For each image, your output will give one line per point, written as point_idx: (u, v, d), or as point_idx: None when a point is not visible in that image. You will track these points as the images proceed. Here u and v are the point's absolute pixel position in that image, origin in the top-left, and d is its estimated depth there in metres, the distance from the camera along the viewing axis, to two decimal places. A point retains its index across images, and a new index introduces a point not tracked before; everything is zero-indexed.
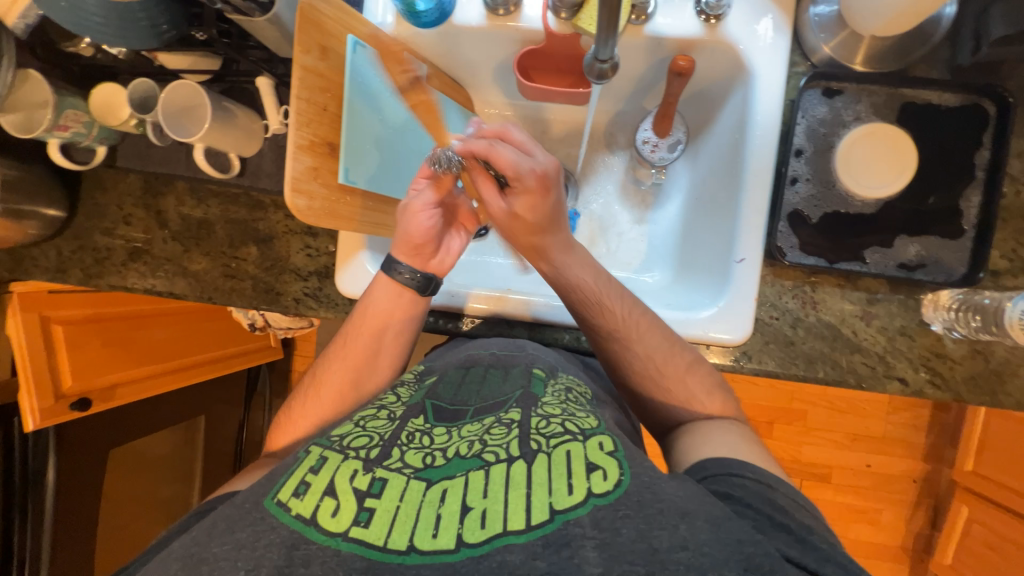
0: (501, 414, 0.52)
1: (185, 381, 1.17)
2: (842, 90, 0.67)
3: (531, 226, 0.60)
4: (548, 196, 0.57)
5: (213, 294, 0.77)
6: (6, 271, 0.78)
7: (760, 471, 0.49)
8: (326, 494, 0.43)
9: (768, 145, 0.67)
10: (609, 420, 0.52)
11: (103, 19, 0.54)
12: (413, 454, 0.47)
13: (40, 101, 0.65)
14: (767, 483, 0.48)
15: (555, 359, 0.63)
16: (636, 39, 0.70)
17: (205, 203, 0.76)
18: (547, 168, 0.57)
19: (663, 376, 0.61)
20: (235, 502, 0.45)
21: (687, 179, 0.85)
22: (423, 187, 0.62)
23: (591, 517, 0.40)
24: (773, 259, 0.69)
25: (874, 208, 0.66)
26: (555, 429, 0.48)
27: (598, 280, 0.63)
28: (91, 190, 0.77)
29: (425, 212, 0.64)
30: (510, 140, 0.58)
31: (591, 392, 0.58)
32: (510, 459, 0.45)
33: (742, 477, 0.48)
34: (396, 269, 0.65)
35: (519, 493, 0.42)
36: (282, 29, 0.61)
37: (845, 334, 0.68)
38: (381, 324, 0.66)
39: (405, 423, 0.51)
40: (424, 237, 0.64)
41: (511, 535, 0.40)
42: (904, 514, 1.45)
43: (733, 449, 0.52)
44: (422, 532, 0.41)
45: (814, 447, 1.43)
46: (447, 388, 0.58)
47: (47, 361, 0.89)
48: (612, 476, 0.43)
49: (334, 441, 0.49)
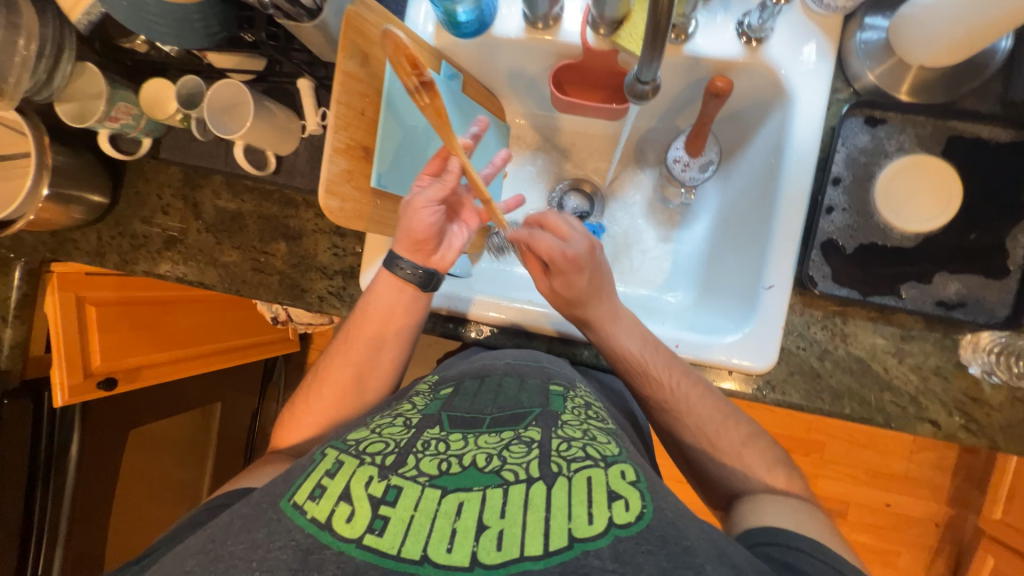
0: (521, 430, 0.50)
1: (204, 367, 1.20)
2: (885, 120, 0.65)
3: (571, 302, 0.64)
4: (581, 272, 0.63)
5: (241, 286, 0.79)
6: (49, 252, 0.81)
7: (825, 550, 0.46)
8: (342, 498, 0.43)
9: (806, 172, 0.65)
10: (631, 450, 0.51)
11: (160, 19, 0.56)
12: (429, 462, 0.46)
13: (93, 93, 0.68)
14: (830, 565, 0.44)
15: (571, 372, 0.64)
16: (674, 58, 0.69)
17: (240, 198, 0.78)
18: (580, 251, 0.63)
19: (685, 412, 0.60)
20: (251, 503, 0.46)
21: (717, 201, 0.84)
22: (436, 190, 0.63)
23: (612, 549, 0.39)
24: (803, 288, 0.67)
25: (913, 242, 0.64)
26: (576, 453, 0.47)
27: (621, 319, 0.65)
28: (134, 180, 0.80)
29: (428, 210, 0.62)
30: (549, 226, 0.66)
31: (608, 415, 0.57)
32: (530, 480, 0.44)
33: (805, 553, 0.45)
34: (398, 263, 0.64)
35: (537, 517, 0.41)
36: (327, 34, 0.62)
37: (875, 370, 0.66)
38: (381, 324, 0.66)
39: (421, 432, 0.51)
40: (426, 233, 0.63)
41: (527, 560, 0.39)
42: (924, 559, 1.39)
43: (796, 523, 0.49)
44: (437, 545, 0.40)
45: (831, 482, 1.38)
46: (462, 399, 0.58)
47: (79, 341, 0.92)
48: (634, 507, 0.42)
49: (351, 445, 0.50)
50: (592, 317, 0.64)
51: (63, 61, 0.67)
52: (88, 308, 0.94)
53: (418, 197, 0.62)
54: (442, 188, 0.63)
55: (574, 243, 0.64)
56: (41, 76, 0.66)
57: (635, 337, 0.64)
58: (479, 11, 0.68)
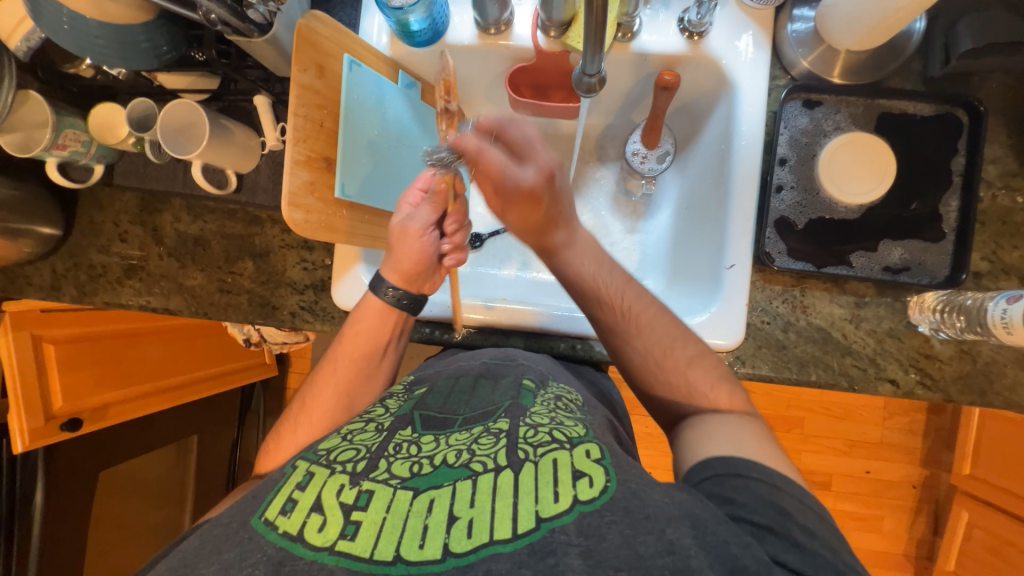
0: (489, 424, 0.52)
1: (175, 401, 1.15)
2: (821, 102, 0.69)
3: (533, 228, 0.64)
4: (537, 205, 0.62)
5: (209, 309, 0.77)
6: (0, 290, 0.78)
7: (765, 470, 0.47)
8: (313, 509, 0.43)
9: (753, 155, 0.69)
10: (599, 427, 0.53)
11: (104, 42, 0.55)
12: (400, 465, 0.47)
13: (40, 121, 0.66)
14: (772, 484, 0.46)
15: (546, 368, 0.65)
16: (622, 55, 0.73)
17: (201, 219, 0.77)
18: (534, 180, 0.61)
19: (663, 369, 0.59)
20: (233, 518, 0.45)
21: (677, 189, 0.87)
22: (428, 213, 0.66)
23: (577, 524, 0.40)
24: (762, 265, 0.71)
25: (857, 214, 0.68)
26: (542, 438, 0.48)
27: (597, 272, 0.64)
28: (88, 208, 0.77)
29: (427, 237, 0.65)
30: (504, 139, 0.63)
31: (582, 401, 0.58)
32: (498, 469, 0.45)
33: (747, 478, 0.46)
34: (385, 289, 0.65)
35: (506, 503, 0.42)
36: (280, 49, 0.63)
37: (835, 337, 0.69)
38: (367, 342, 0.66)
39: (393, 434, 0.52)
40: (418, 257, 0.65)
41: (496, 544, 0.40)
42: (905, 521, 1.45)
43: (736, 444, 0.50)
44: (409, 544, 0.40)
45: (813, 454, 1.43)
46: (436, 397, 0.59)
47: (39, 383, 0.88)
48: (598, 483, 0.43)
49: (322, 455, 0.50)
50: (558, 245, 0.65)
51: (5, 89, 0.64)
52: (46, 345, 0.90)
53: (417, 221, 0.65)
54: (433, 210, 0.66)
55: (526, 170, 0.61)
56: None
57: (607, 276, 0.64)
58: (432, 20, 0.69)
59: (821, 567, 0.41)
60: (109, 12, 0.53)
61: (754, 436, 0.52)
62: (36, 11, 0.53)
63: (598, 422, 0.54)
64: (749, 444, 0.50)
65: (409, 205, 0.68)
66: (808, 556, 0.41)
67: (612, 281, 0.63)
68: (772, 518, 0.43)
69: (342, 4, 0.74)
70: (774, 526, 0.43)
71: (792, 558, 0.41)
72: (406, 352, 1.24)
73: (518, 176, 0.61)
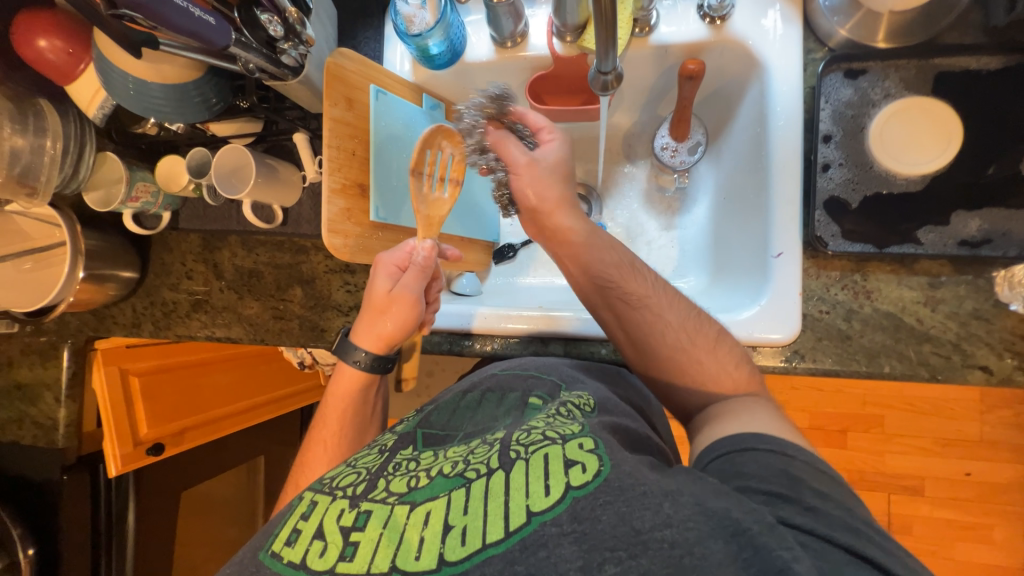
0: (487, 436, 0.51)
1: (235, 426, 1.23)
2: (865, 70, 0.64)
3: (547, 204, 0.68)
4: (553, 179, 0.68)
5: (265, 335, 0.82)
6: (92, 329, 0.88)
7: (775, 440, 0.46)
8: (315, 536, 0.42)
9: (792, 134, 0.66)
10: (602, 424, 0.50)
11: (163, 98, 0.61)
12: (398, 482, 0.46)
13: (116, 178, 0.75)
14: (783, 452, 0.44)
15: (559, 374, 0.64)
16: (641, 50, 0.72)
17: (254, 253, 0.83)
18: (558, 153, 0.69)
19: (695, 348, 0.58)
20: (269, 529, 0.46)
21: (713, 180, 0.84)
22: (416, 279, 0.64)
23: (570, 512, 0.39)
24: (814, 250, 0.65)
25: (920, 185, 0.62)
26: (535, 438, 0.46)
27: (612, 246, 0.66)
28: (159, 251, 0.85)
29: (415, 309, 0.65)
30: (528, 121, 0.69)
31: (593, 406, 0.56)
32: (490, 473, 0.44)
33: (756, 451, 0.45)
34: (353, 355, 0.67)
35: (498, 504, 0.40)
36: (312, 88, 0.66)
37: (908, 323, 0.63)
38: (346, 407, 0.68)
39: (394, 455, 0.52)
40: (396, 327, 0.65)
41: (491, 547, 0.38)
42: (1019, 529, 1.26)
43: (753, 422, 0.49)
44: (406, 556, 0.39)
45: (898, 456, 1.30)
46: (440, 415, 0.60)
47: (126, 410, 0.97)
48: (590, 468, 0.42)
49: (325, 483, 0.49)
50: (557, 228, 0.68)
51: (86, 154, 0.74)
52: (131, 377, 0.99)
53: (408, 293, 0.64)
54: (420, 275, 0.64)
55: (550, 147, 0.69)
56: (67, 171, 0.72)
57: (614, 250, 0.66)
58: (450, 43, 0.72)
59: (843, 528, 0.38)
60: (165, 74, 0.60)
61: (764, 415, 0.50)
62: (107, 81, 0.60)
63: (601, 422, 0.51)
64: (754, 422, 0.49)
65: (395, 268, 0.65)
66: (827, 517, 0.39)
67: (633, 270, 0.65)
68: (810, 486, 0.40)
69: (366, 39, 0.77)
70: (785, 492, 0.41)
71: (812, 522, 0.38)
72: (453, 368, 1.26)
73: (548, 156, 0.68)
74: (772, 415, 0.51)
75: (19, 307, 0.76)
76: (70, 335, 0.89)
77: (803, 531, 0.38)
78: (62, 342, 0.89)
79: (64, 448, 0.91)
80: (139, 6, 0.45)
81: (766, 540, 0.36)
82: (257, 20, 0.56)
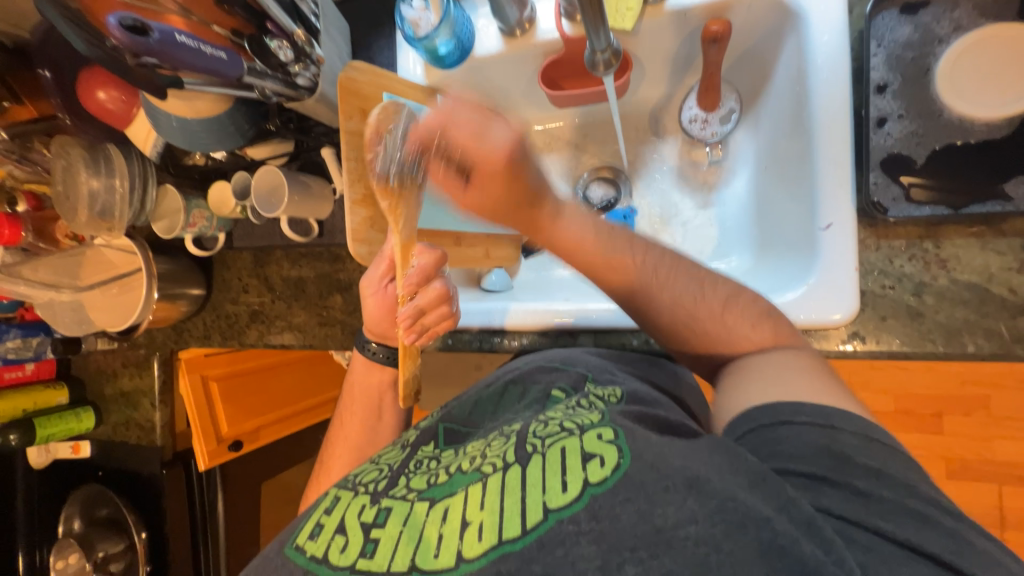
0: (505, 428, 0.51)
1: (298, 424, 1.36)
2: (927, 2, 0.55)
3: (527, 195, 0.48)
4: (524, 171, 0.47)
5: (313, 341, 0.88)
6: (173, 343, 0.99)
7: (818, 409, 0.41)
8: (337, 531, 0.45)
9: (839, 88, 0.58)
10: (625, 413, 0.48)
11: (202, 130, 0.66)
12: (419, 479, 0.48)
13: (175, 208, 0.83)
14: (825, 424, 0.40)
15: (584, 367, 0.62)
16: (656, 19, 0.67)
17: (299, 265, 0.89)
18: (510, 142, 0.46)
19: (698, 321, 0.51)
20: (305, 517, 0.49)
21: (753, 149, 0.77)
22: (376, 270, 0.70)
23: (588, 509, 0.38)
24: (872, 219, 0.57)
25: (1004, 131, 0.52)
26: (552, 430, 0.46)
27: (599, 234, 0.52)
28: (220, 270, 0.94)
29: (382, 295, 0.71)
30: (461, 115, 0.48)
31: (619, 397, 0.53)
32: (506, 467, 0.43)
33: (795, 424, 0.40)
34: (367, 345, 0.73)
35: (514, 499, 0.40)
36: (327, 103, 0.69)
37: (997, 294, 0.54)
38: (375, 397, 0.72)
39: (415, 452, 0.54)
40: (375, 312, 0.71)
41: (506, 543, 0.38)
42: None
43: (786, 388, 0.43)
44: (425, 553, 0.40)
45: (1011, 443, 1.12)
46: (460, 411, 0.63)
47: (209, 411, 1.08)
48: (609, 463, 0.40)
49: (350, 479, 0.52)
50: (543, 216, 0.50)
51: (149, 188, 0.82)
52: (210, 383, 1.10)
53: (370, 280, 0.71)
54: (378, 266, 0.70)
55: (497, 132, 0.46)
56: (136, 206, 0.81)
57: (613, 237, 0.52)
58: (457, 40, 0.71)
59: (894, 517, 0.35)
60: (198, 108, 0.64)
61: (804, 375, 0.45)
62: (154, 119, 0.66)
63: (624, 411, 0.49)
64: (782, 384, 0.44)
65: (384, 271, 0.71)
66: (878, 504, 0.35)
67: (618, 244, 0.52)
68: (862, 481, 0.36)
69: (380, 47, 0.79)
70: (856, 488, 0.36)
71: (848, 507, 0.35)
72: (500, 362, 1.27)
73: (489, 148, 0.46)
74: (810, 370, 0.45)
75: (112, 327, 0.88)
76: (157, 348, 1.01)
77: (839, 525, 0.35)
78: (152, 355, 1.01)
79: (162, 445, 1.05)
80: (153, 53, 0.49)
81: (797, 537, 0.33)
82: (267, 48, 0.58)
